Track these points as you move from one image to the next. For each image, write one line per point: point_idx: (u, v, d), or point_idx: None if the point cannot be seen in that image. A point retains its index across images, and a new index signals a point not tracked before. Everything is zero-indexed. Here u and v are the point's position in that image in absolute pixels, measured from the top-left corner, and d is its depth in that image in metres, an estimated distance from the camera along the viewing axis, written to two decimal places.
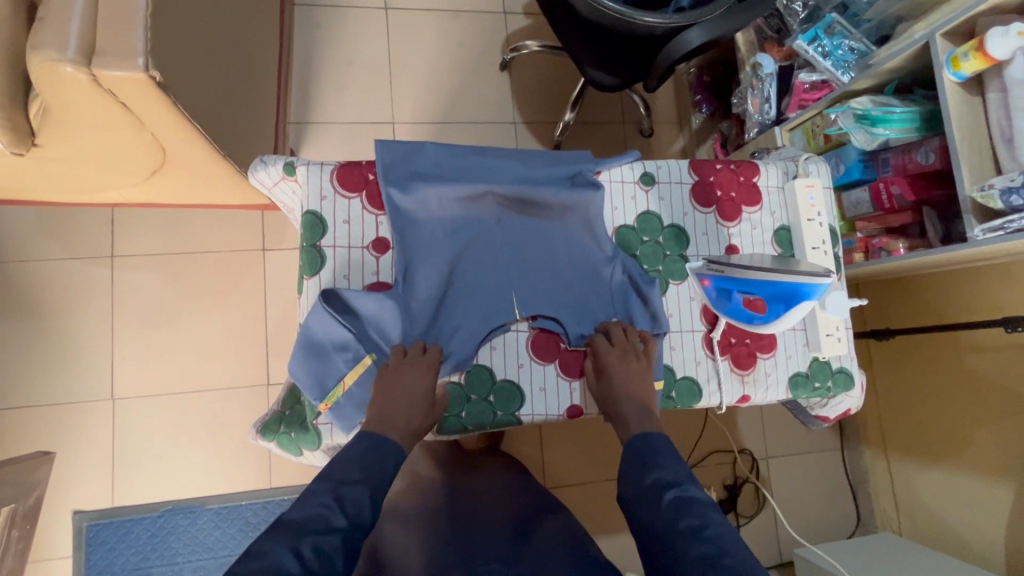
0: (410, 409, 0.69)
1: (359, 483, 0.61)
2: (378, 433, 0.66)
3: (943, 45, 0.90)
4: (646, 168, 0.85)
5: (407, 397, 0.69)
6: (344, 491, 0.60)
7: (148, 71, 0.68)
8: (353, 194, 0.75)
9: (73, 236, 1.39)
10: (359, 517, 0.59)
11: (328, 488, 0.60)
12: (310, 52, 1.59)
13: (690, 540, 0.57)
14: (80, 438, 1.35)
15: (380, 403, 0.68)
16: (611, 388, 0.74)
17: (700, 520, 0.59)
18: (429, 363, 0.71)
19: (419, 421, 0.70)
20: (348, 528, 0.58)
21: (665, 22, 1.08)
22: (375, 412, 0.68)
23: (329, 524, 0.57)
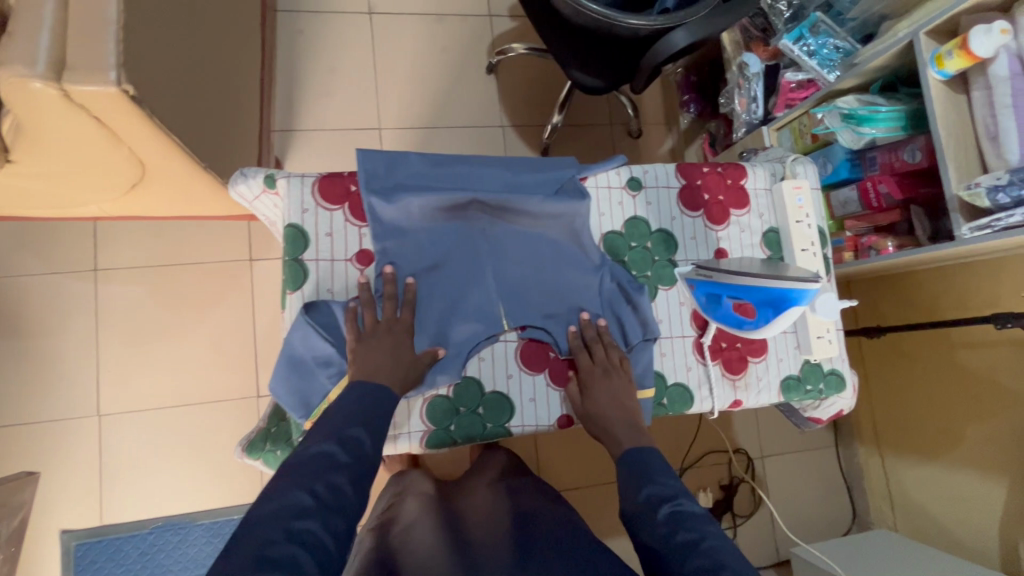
0: (397, 361, 0.68)
1: (358, 424, 0.61)
2: (366, 380, 0.65)
3: (926, 44, 0.90)
4: (633, 173, 0.84)
5: (395, 350, 0.69)
6: (347, 432, 0.60)
7: (121, 85, 0.66)
8: (335, 206, 0.74)
9: (55, 250, 1.37)
10: (363, 453, 0.59)
11: (330, 431, 0.60)
12: (294, 58, 1.57)
13: (687, 554, 0.56)
14: (68, 455, 1.33)
15: (365, 357, 0.67)
16: (594, 407, 0.74)
17: (698, 534, 0.58)
18: (416, 318, 0.72)
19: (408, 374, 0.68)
20: (353, 464, 0.58)
21: (650, 23, 1.07)
22: (361, 359, 0.67)
23: (334, 461, 0.57)
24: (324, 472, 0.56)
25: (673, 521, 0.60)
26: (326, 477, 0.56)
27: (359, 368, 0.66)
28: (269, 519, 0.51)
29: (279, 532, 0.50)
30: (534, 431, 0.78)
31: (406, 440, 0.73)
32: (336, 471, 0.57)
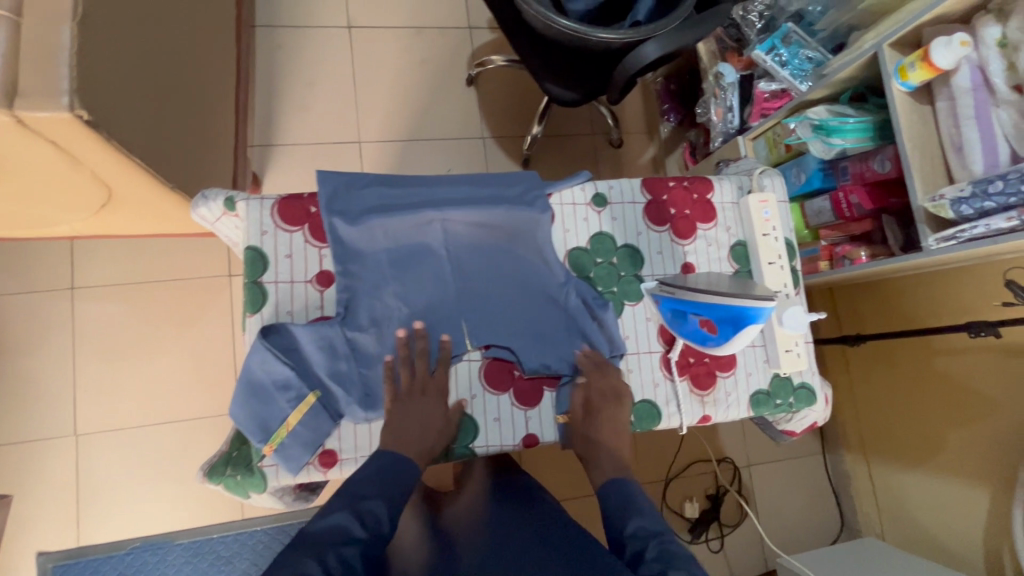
0: (425, 429, 0.69)
1: (376, 497, 0.62)
2: (390, 452, 0.66)
3: (891, 56, 0.90)
4: (598, 189, 0.84)
5: (421, 418, 0.70)
6: (363, 505, 0.61)
7: (74, 110, 0.66)
8: (295, 228, 0.74)
9: (31, 269, 1.36)
10: (377, 528, 0.60)
11: (346, 503, 0.60)
12: (272, 74, 1.57)
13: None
14: (46, 476, 1.32)
15: (391, 425, 0.69)
16: (597, 433, 0.74)
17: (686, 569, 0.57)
18: (439, 387, 0.73)
19: (433, 442, 0.70)
20: (367, 541, 0.58)
21: (620, 37, 1.08)
22: (391, 426, 0.69)
23: (350, 535, 0.57)
24: (336, 544, 0.56)
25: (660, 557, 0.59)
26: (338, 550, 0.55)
27: (386, 436, 0.68)
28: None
29: None
30: (499, 452, 0.77)
31: None
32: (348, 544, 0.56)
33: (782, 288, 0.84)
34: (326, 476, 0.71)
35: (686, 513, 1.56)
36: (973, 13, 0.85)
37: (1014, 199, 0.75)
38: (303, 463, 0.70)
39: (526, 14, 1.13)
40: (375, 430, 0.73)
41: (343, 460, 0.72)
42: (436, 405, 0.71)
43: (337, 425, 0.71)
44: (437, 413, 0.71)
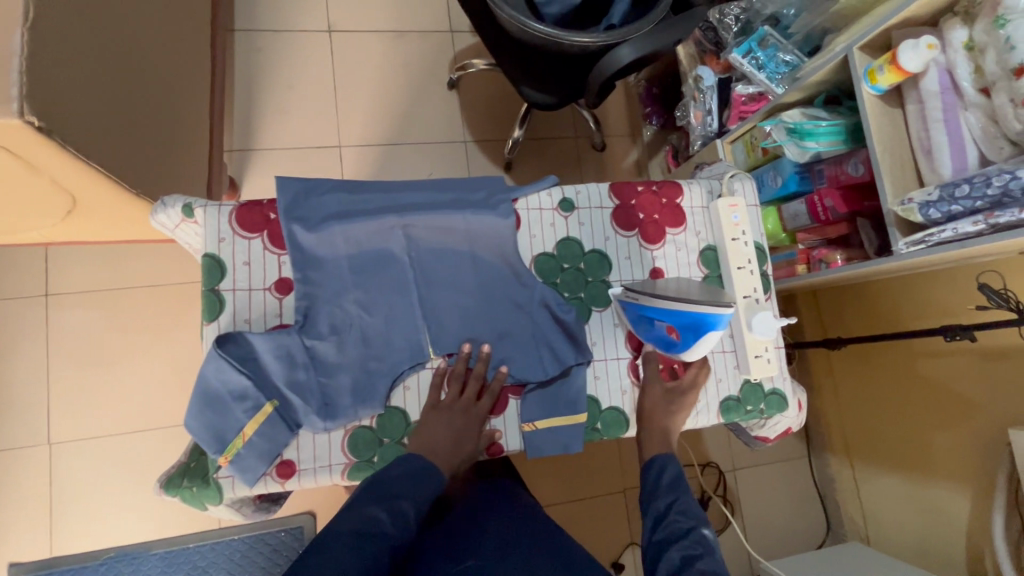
0: (458, 442, 0.70)
1: (406, 497, 0.62)
2: (421, 461, 0.67)
3: (861, 59, 0.90)
4: (565, 194, 0.83)
5: (454, 435, 0.70)
6: (393, 503, 0.61)
7: (24, 116, 0.65)
8: (253, 234, 0.73)
9: (5, 276, 1.35)
10: (403, 526, 0.60)
11: (374, 499, 0.61)
12: (251, 78, 1.56)
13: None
14: (19, 486, 1.30)
15: (429, 431, 0.70)
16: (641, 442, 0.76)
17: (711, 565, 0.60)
18: (481, 414, 0.73)
19: (461, 458, 0.70)
20: (395, 537, 0.59)
21: (594, 40, 1.07)
22: (427, 437, 0.70)
23: (378, 532, 0.58)
24: (369, 539, 0.57)
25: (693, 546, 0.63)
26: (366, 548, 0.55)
27: (421, 445, 0.69)
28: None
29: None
30: None
31: (327, 472, 0.71)
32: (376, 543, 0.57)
33: (752, 293, 0.83)
34: (284, 487, 0.70)
35: None
36: (941, 16, 0.84)
37: (980, 202, 0.74)
38: (259, 473, 0.68)
39: (500, 18, 1.12)
40: (335, 440, 0.71)
41: (301, 471, 0.70)
42: (473, 422, 0.73)
43: (295, 435, 0.70)
44: (472, 429, 0.72)
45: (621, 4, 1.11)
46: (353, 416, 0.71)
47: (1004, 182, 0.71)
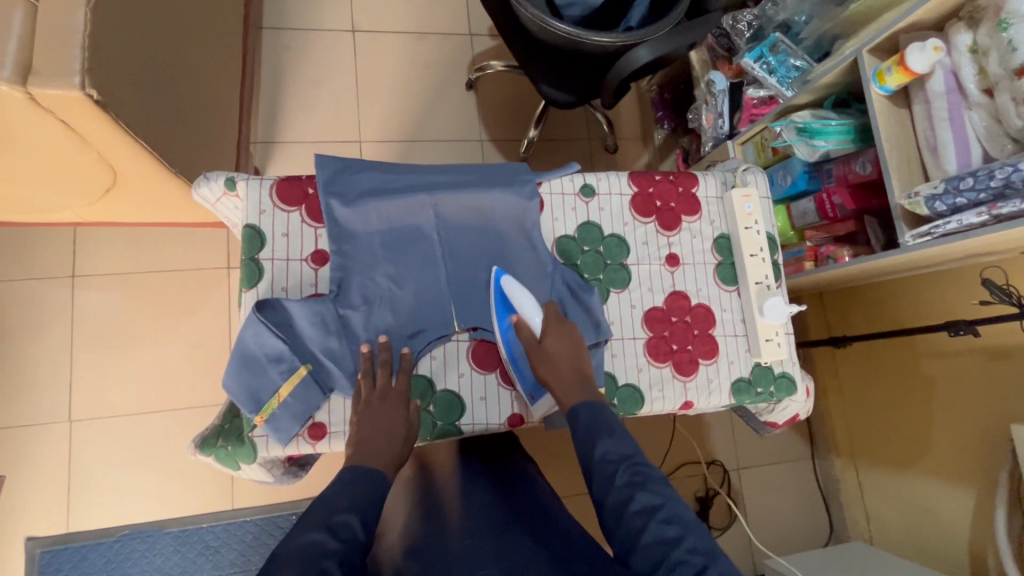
0: (390, 436, 0.69)
1: (348, 509, 0.58)
2: (358, 464, 0.65)
3: (870, 61, 0.94)
4: (587, 180, 0.87)
5: (382, 429, 0.69)
6: (335, 518, 0.57)
7: (85, 89, 0.69)
8: (292, 208, 0.77)
9: (33, 256, 1.39)
10: (352, 537, 0.56)
11: (318, 520, 0.56)
12: (278, 73, 1.62)
13: (647, 520, 0.57)
14: (38, 460, 1.33)
15: (356, 438, 0.68)
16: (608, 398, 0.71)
17: (659, 498, 0.59)
18: (398, 396, 0.72)
19: (400, 448, 0.69)
20: (343, 550, 0.54)
21: (612, 41, 1.12)
22: (353, 440, 0.68)
23: (323, 550, 0.53)
24: (315, 561, 0.52)
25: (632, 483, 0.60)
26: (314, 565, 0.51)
27: (351, 449, 0.67)
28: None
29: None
30: (484, 431, 0.79)
31: None
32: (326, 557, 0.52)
33: (763, 280, 0.87)
34: (315, 448, 0.73)
35: None
36: (946, 21, 0.89)
37: (983, 195, 0.78)
38: (292, 434, 0.72)
39: (522, 18, 1.17)
40: None
41: (332, 433, 0.74)
42: (397, 411, 0.71)
43: (327, 398, 0.74)
44: (399, 417, 0.71)
45: (639, 8, 1.16)
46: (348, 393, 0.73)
47: (1007, 174, 0.75)
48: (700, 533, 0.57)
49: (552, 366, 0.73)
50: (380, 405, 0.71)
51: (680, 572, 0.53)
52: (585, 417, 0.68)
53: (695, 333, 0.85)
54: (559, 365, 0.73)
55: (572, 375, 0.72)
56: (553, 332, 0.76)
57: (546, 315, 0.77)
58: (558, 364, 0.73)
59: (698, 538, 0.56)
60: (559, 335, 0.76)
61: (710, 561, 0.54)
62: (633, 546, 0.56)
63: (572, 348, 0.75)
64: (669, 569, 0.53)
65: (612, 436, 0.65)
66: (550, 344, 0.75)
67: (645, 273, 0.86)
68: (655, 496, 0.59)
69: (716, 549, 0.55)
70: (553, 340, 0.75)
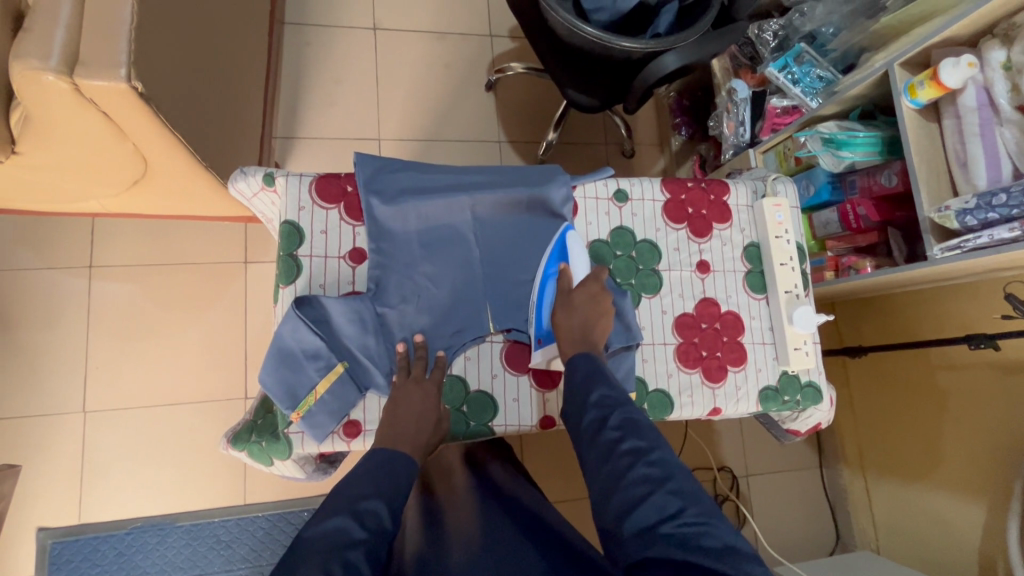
0: (419, 424, 0.69)
1: (375, 495, 0.59)
2: (388, 449, 0.65)
3: (900, 74, 0.95)
4: (620, 185, 0.87)
5: (415, 415, 0.69)
6: (362, 505, 0.57)
7: (130, 81, 0.69)
8: (331, 205, 0.77)
9: (50, 246, 1.38)
10: (380, 527, 0.56)
11: (345, 505, 0.57)
12: (299, 70, 1.62)
13: (634, 460, 0.57)
14: (52, 451, 1.32)
15: (388, 422, 0.68)
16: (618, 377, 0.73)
17: (646, 442, 0.59)
18: (433, 389, 0.73)
19: (429, 436, 0.69)
20: (370, 540, 0.55)
21: (641, 46, 1.11)
22: (382, 424, 0.69)
23: (351, 538, 0.54)
24: (340, 549, 0.52)
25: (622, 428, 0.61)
26: (344, 556, 0.52)
27: (380, 434, 0.68)
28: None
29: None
30: (516, 432, 0.79)
31: None
32: (353, 548, 0.53)
33: (792, 288, 0.88)
34: (349, 446, 0.74)
35: None
36: (980, 37, 0.90)
37: (1016, 211, 0.79)
38: (328, 432, 0.72)
39: (550, 22, 1.18)
40: None
41: (366, 432, 0.74)
42: (430, 401, 0.71)
43: (363, 396, 0.74)
44: (430, 407, 0.71)
45: (667, 13, 1.13)
46: (383, 390, 0.74)
47: None
48: (684, 475, 0.56)
49: (567, 315, 0.74)
50: (412, 390, 0.71)
51: (661, 507, 0.53)
52: (581, 365, 0.69)
53: (724, 340, 0.86)
54: (575, 317, 0.73)
55: (579, 332, 0.72)
56: (586, 288, 0.76)
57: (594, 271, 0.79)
58: (574, 316, 0.73)
59: (683, 480, 0.55)
60: (588, 294, 0.76)
61: (691, 501, 0.54)
62: (616, 483, 0.56)
63: (599, 303, 0.75)
64: (650, 506, 0.54)
65: (607, 385, 0.66)
66: (579, 296, 0.75)
67: (677, 279, 0.87)
68: (642, 440, 0.59)
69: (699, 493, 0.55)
70: (581, 294, 0.76)
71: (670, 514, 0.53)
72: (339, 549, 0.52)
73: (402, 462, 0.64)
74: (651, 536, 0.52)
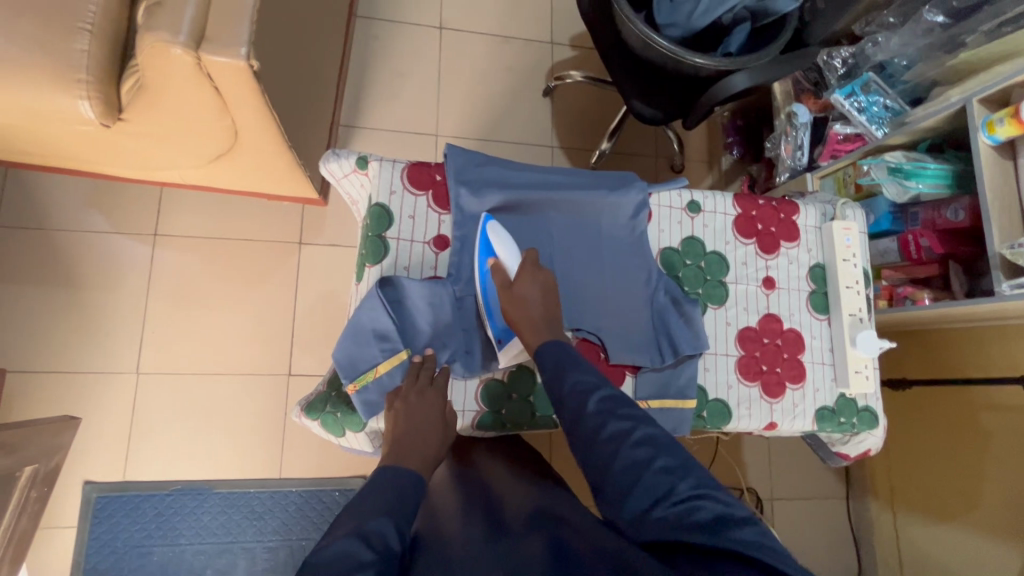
0: (424, 437, 0.70)
1: (380, 516, 0.56)
2: (396, 465, 0.65)
3: (978, 110, 0.97)
4: (694, 197, 0.90)
5: (422, 429, 0.71)
6: (368, 526, 0.54)
7: (249, 60, 0.73)
8: (420, 192, 0.84)
9: (120, 211, 1.44)
10: (387, 548, 0.54)
11: (352, 527, 0.54)
12: (364, 61, 1.67)
13: (619, 445, 0.59)
14: (105, 408, 1.37)
15: (396, 440, 0.69)
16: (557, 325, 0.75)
17: (630, 423, 0.61)
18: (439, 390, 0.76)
19: (436, 449, 0.71)
20: (379, 561, 0.51)
21: (714, 63, 1.12)
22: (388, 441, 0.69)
23: (358, 562, 0.50)
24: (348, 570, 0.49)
25: (603, 412, 0.63)
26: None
27: (387, 451, 0.68)
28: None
29: None
30: None
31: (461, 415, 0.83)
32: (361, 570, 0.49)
33: (857, 312, 0.89)
34: None
35: None
36: None
37: None
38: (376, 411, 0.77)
39: (623, 32, 1.20)
40: (469, 388, 0.83)
41: None
42: (435, 413, 0.74)
43: None
44: (433, 419, 0.73)
45: (739, 34, 1.15)
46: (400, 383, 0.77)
47: None
48: (671, 453, 0.58)
49: (523, 306, 0.75)
50: (417, 408, 0.73)
51: (653, 490, 0.55)
52: (552, 355, 0.70)
53: (784, 356, 0.88)
54: (530, 307, 0.75)
55: (541, 315, 0.74)
56: (527, 277, 0.77)
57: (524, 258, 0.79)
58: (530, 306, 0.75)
59: (669, 456, 0.57)
60: (532, 279, 0.77)
61: (679, 478, 0.56)
62: (607, 469, 0.58)
63: (543, 293, 0.76)
64: (642, 490, 0.55)
65: (581, 371, 0.67)
66: (522, 288, 0.76)
67: (742, 293, 0.89)
68: (626, 421, 0.61)
69: (687, 465, 0.57)
70: (524, 284, 0.77)
71: (662, 495, 0.55)
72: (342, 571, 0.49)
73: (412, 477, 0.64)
74: (646, 519, 0.54)
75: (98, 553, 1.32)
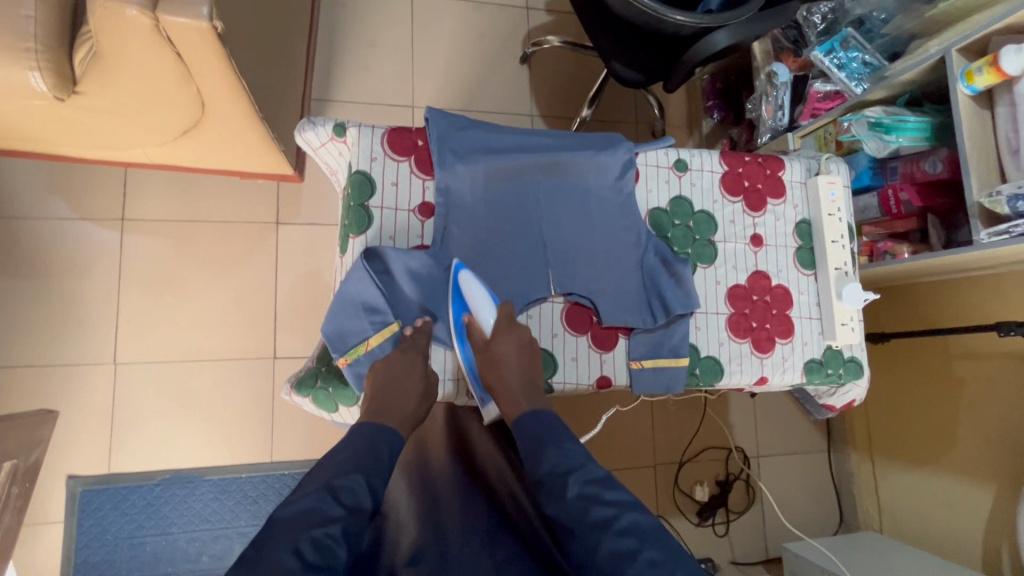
0: (405, 395, 0.71)
1: (354, 472, 0.59)
2: (372, 422, 0.66)
3: (957, 61, 0.97)
4: (680, 155, 0.90)
5: (402, 387, 0.72)
6: (338, 481, 0.58)
7: (211, 21, 0.69)
8: (402, 157, 0.82)
9: (83, 195, 1.37)
10: (356, 504, 0.57)
11: (321, 482, 0.58)
12: (333, 29, 1.60)
13: (602, 533, 0.57)
14: (83, 400, 1.33)
15: (376, 398, 0.70)
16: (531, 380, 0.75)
17: (614, 510, 0.59)
18: (419, 348, 0.76)
19: (415, 402, 0.72)
20: (347, 516, 0.55)
21: (695, 21, 1.08)
22: (367, 398, 0.71)
23: (325, 516, 0.54)
24: (314, 525, 0.53)
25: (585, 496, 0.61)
26: (310, 535, 0.52)
27: (366, 406, 0.69)
28: (279, 541, 0.51)
29: (291, 559, 0.50)
30: (573, 390, 0.84)
31: (452, 383, 0.82)
32: (323, 526, 0.53)
33: (842, 266, 0.90)
34: None
35: (694, 496, 1.60)
36: None
37: None
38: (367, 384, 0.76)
39: None
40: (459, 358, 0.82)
41: None
42: (416, 378, 0.74)
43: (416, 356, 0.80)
44: (414, 380, 0.73)
45: None
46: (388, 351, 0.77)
47: None
48: (657, 543, 0.57)
49: (501, 370, 0.75)
50: (400, 372, 0.73)
51: None
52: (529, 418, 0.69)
53: (774, 312, 0.89)
54: (506, 371, 0.75)
55: (519, 381, 0.74)
56: (503, 334, 0.77)
57: (500, 315, 0.78)
58: (510, 368, 0.75)
59: (656, 550, 0.55)
60: (509, 337, 0.77)
61: (667, 573, 0.54)
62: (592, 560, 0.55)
63: (520, 351, 0.77)
64: None
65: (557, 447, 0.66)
66: (499, 347, 0.76)
67: (731, 251, 0.90)
68: (610, 508, 0.59)
69: (674, 560, 0.55)
70: (500, 342, 0.77)
71: None
72: (306, 526, 0.53)
73: (383, 433, 0.65)
74: None
75: (88, 547, 1.30)
